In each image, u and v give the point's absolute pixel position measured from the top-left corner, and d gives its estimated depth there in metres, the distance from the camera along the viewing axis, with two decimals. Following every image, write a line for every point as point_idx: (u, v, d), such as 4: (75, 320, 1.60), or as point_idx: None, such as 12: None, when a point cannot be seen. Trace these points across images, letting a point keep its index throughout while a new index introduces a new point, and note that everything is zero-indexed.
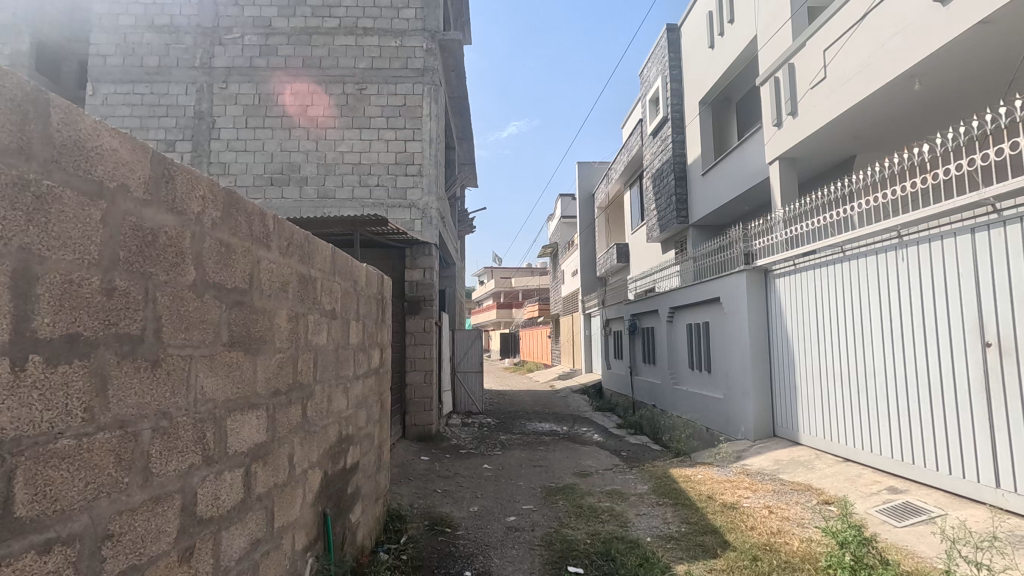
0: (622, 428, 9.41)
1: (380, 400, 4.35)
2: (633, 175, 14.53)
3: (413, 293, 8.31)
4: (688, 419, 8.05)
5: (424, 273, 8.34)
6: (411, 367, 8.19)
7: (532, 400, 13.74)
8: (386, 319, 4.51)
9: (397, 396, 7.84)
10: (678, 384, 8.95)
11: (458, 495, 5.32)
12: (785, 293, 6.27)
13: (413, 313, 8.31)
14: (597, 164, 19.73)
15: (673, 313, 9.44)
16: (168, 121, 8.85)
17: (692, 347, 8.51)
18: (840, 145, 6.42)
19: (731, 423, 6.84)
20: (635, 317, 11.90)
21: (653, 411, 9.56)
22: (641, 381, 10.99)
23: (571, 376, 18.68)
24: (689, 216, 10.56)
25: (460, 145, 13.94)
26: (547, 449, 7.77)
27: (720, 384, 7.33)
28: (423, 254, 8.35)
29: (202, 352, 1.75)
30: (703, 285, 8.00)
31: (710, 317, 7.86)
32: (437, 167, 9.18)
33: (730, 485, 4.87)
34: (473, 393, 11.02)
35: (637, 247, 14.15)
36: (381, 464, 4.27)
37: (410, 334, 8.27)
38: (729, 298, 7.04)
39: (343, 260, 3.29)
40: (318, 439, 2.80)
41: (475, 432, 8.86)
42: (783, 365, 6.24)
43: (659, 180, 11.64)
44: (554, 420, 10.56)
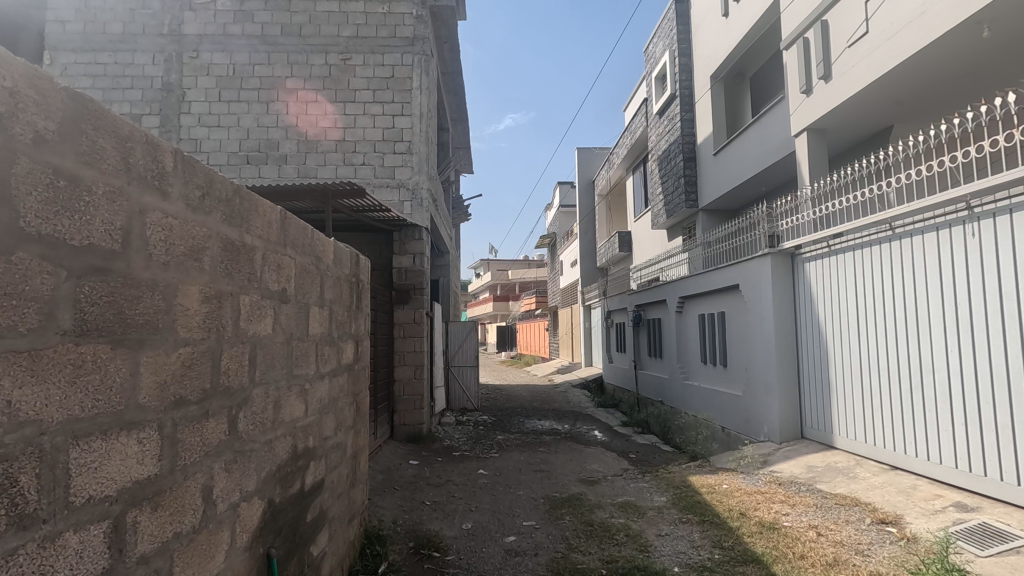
0: (627, 427, 8.77)
1: (355, 402, 3.67)
2: (636, 159, 13.82)
3: (402, 281, 7.62)
4: (701, 417, 7.42)
5: (414, 259, 7.65)
6: (400, 361, 7.52)
7: (530, 395, 13.09)
8: (361, 306, 3.83)
9: (384, 394, 7.16)
10: (689, 379, 8.31)
11: (449, 508, 4.66)
12: (816, 278, 5.57)
13: (402, 303, 7.63)
14: (597, 150, 18.99)
15: (683, 303, 8.78)
16: (135, 94, 8.12)
17: (705, 339, 7.86)
18: (877, 113, 5.76)
19: (753, 424, 6.20)
20: (639, 307, 11.25)
21: (661, 408, 8.93)
22: (647, 375, 10.37)
23: (570, 369, 18.05)
24: (699, 200, 9.88)
25: (454, 127, 13.20)
26: (548, 451, 7.12)
27: (739, 380, 6.68)
28: (412, 238, 7.65)
29: (5, 345, 1.06)
30: (719, 272, 7.30)
31: (726, 305, 7.19)
32: (428, 145, 8.46)
33: (763, 498, 4.23)
34: (468, 388, 10.35)
35: (641, 234, 13.48)
36: (356, 478, 3.60)
37: (398, 325, 7.60)
38: (750, 285, 6.35)
39: (297, 228, 2.61)
40: (257, 460, 2.12)
41: (470, 431, 8.22)
42: (813, 359, 5.56)
43: (665, 162, 10.96)
44: (555, 417, 9.91)
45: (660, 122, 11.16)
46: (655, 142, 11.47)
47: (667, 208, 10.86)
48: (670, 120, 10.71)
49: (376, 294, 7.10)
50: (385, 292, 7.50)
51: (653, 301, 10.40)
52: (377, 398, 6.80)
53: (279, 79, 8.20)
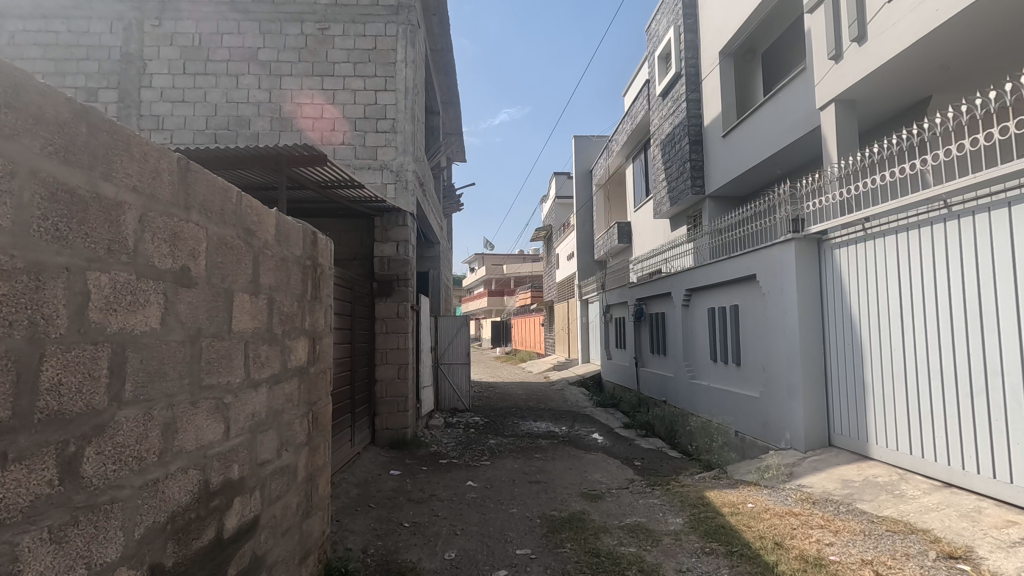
0: (629, 429, 8.15)
1: (311, 413, 2.99)
2: (638, 145, 13.14)
3: (385, 271, 6.94)
4: (711, 420, 6.81)
5: (397, 247, 6.97)
6: (381, 359, 6.83)
7: (525, 394, 12.45)
8: (318, 296, 3.14)
9: (364, 395, 6.51)
10: (697, 379, 7.70)
11: (431, 531, 4.01)
12: (848, 266, 4.92)
13: (384, 296, 6.94)
14: (596, 138, 18.27)
15: (689, 296, 8.14)
16: (90, 66, 7.38)
17: (715, 336, 7.23)
18: (914, 82, 5.13)
19: (773, 429, 5.58)
20: (640, 301, 10.62)
21: (666, 408, 8.32)
22: (649, 373, 9.76)
23: (567, 366, 17.42)
24: (706, 186, 9.24)
25: (445, 110, 12.48)
26: (545, 458, 6.47)
27: (756, 380, 6.06)
28: (396, 224, 6.99)
29: None
30: (732, 262, 6.66)
31: (740, 298, 6.57)
32: (414, 124, 7.77)
33: (798, 522, 3.60)
34: (459, 387, 9.70)
35: (642, 225, 12.82)
36: (311, 506, 2.94)
37: (379, 320, 6.91)
38: (771, 275, 5.70)
39: (208, 188, 1.92)
40: (125, 513, 1.45)
41: (459, 435, 7.56)
42: (844, 357, 4.92)
43: (668, 147, 10.30)
44: (552, 418, 9.28)
45: (664, 104, 10.50)
46: (658, 126, 10.81)
47: (670, 195, 10.23)
48: (674, 101, 10.03)
49: (354, 285, 6.41)
50: (365, 283, 6.81)
51: (655, 295, 9.76)
52: (355, 401, 6.12)
53: (250, 50, 7.48)
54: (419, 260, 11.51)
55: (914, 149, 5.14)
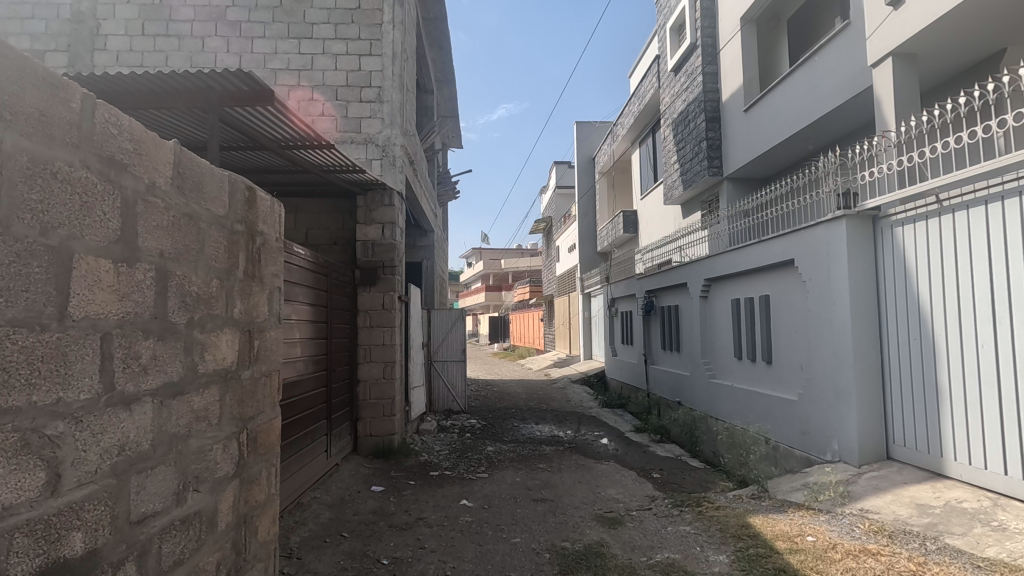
0: (642, 433, 7.40)
1: (243, 433, 2.18)
2: (645, 127, 12.33)
3: (368, 257, 6.12)
4: (737, 425, 6.07)
5: (383, 230, 6.16)
6: (364, 356, 6.03)
7: (525, 392, 11.70)
8: (257, 273, 2.33)
9: (345, 398, 5.72)
10: (717, 378, 6.97)
11: (415, 571, 3.22)
12: (915, 247, 4.09)
13: (368, 285, 6.13)
14: (598, 124, 17.43)
15: (708, 287, 7.36)
16: (37, 26, 6.56)
17: (740, 330, 6.46)
18: (989, 29, 4.33)
19: (817, 438, 4.81)
20: (649, 293, 9.84)
21: (682, 411, 7.57)
22: (660, 370, 9.02)
23: (569, 362, 16.68)
24: (724, 167, 8.45)
25: (439, 89, 11.64)
26: (551, 469, 5.69)
27: (793, 381, 5.29)
28: (381, 204, 6.18)
29: None
30: (763, 246, 5.86)
31: (773, 288, 5.77)
32: (403, 94, 6.96)
33: (881, 567, 2.83)
34: (454, 386, 8.92)
35: (650, 212, 12.01)
36: (245, 561, 2.15)
37: (362, 312, 6.10)
38: (815, 260, 4.89)
39: (1, 71, 1.12)
40: None
41: (454, 441, 6.77)
42: (908, 355, 4.12)
43: (681, 126, 9.50)
44: (555, 420, 8.52)
45: (676, 80, 9.68)
46: (669, 103, 10.01)
47: (682, 178, 9.44)
48: (688, 76, 9.21)
49: (332, 273, 5.60)
50: (346, 271, 6.00)
51: (667, 286, 8.97)
52: (333, 406, 5.33)
53: (217, 8, 6.63)
54: (412, 248, 10.72)
55: (989, 109, 4.35)
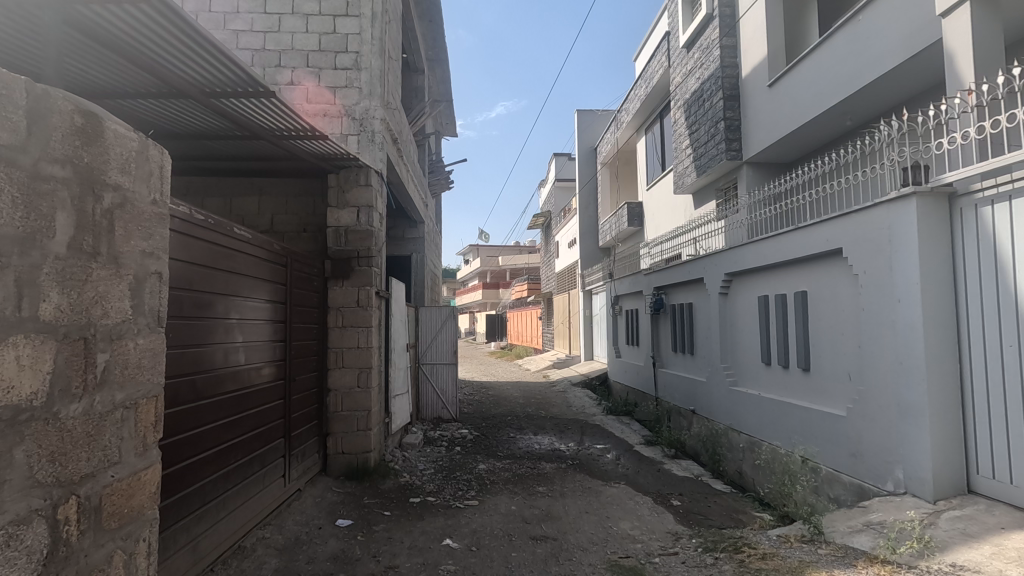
0: (654, 448, 6.59)
1: (66, 507, 1.34)
2: (653, 112, 11.48)
3: (341, 246, 5.26)
4: (769, 442, 5.25)
5: (358, 215, 5.31)
6: (335, 361, 5.19)
7: (523, 396, 10.90)
8: (103, 248, 1.49)
9: (311, 411, 4.88)
10: (740, 386, 6.17)
11: None
12: (1011, 230, 3.24)
13: (341, 279, 5.29)
14: (600, 112, 16.56)
15: (729, 283, 6.54)
16: None
17: (769, 331, 5.64)
18: None
19: (874, 463, 3.99)
20: (659, 290, 9.01)
21: (699, 422, 6.76)
22: (671, 374, 8.22)
23: (568, 363, 15.87)
24: (743, 150, 7.61)
25: (431, 69, 10.78)
26: (552, 494, 4.86)
27: (841, 394, 4.48)
28: (356, 184, 5.33)
29: None
30: (799, 235, 5.03)
31: (812, 283, 4.95)
32: (384, 61, 6.12)
33: None
34: (445, 392, 8.09)
35: (659, 203, 11.17)
36: None
37: (333, 309, 5.26)
38: (871, 249, 4.05)
39: None
40: None
41: (441, 458, 5.93)
42: (1001, 366, 3.28)
43: (694, 107, 8.66)
44: (556, 430, 7.70)
45: (689, 57, 8.84)
46: (681, 83, 9.16)
47: (696, 165, 8.60)
48: (703, 51, 8.37)
49: (295, 264, 4.75)
50: (314, 262, 5.15)
51: (680, 282, 8.15)
52: (295, 422, 4.49)
53: None
54: (401, 240, 9.90)
55: None
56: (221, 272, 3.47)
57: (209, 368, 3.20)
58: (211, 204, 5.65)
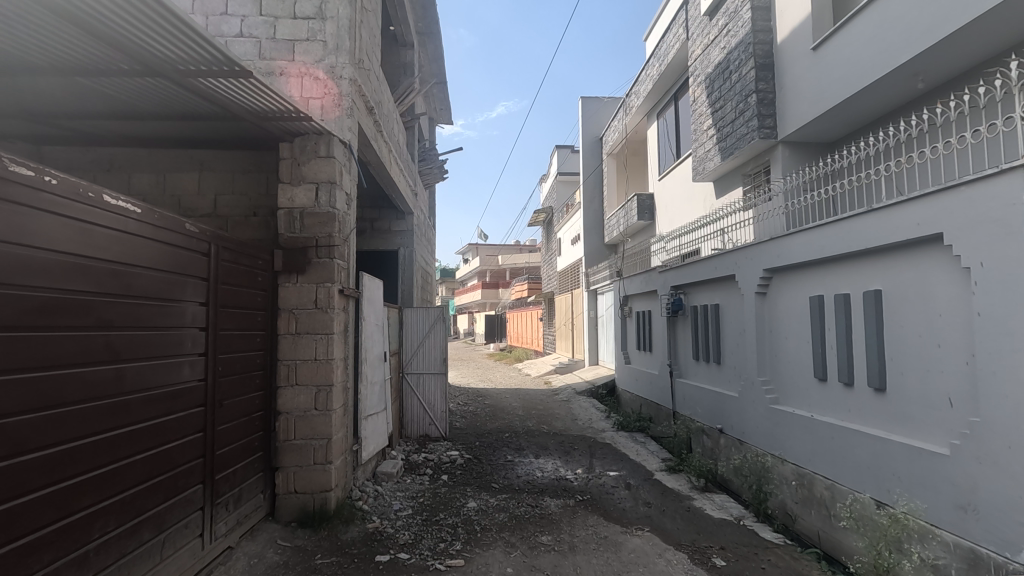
0: (679, 478, 5.53)
1: None
2: (668, 93, 10.43)
3: (296, 233, 4.21)
4: (838, 483, 4.19)
5: (317, 194, 4.25)
6: (287, 378, 4.13)
7: (522, 407, 9.85)
8: None
9: (252, 444, 3.82)
10: (786, 405, 5.13)
11: None
12: None
13: (295, 273, 4.23)
14: (606, 99, 15.50)
15: (769, 281, 5.49)
16: None
17: (825, 340, 4.60)
18: None
19: (1002, 527, 2.92)
20: (677, 290, 7.95)
21: (739, 450, 5.68)
22: (692, 386, 7.17)
23: (571, 368, 14.81)
24: (780, 128, 6.56)
25: (421, 44, 9.73)
26: (559, 549, 3.80)
27: (942, 426, 3.41)
28: (314, 156, 4.27)
29: None
30: (870, 218, 3.99)
31: (890, 279, 3.91)
32: (355, 12, 5.06)
33: None
34: (432, 406, 7.05)
35: (674, 193, 10.10)
36: None
37: (284, 311, 4.19)
38: (995, 233, 2.99)
39: None
40: None
41: (422, 493, 4.88)
42: None
43: (718, 82, 7.60)
44: (561, 451, 6.65)
45: (712, 26, 7.78)
46: (702, 55, 8.10)
47: (721, 147, 7.53)
48: (730, 16, 7.31)
49: (231, 254, 3.69)
50: (260, 253, 4.09)
51: (703, 281, 7.10)
52: (225, 460, 3.41)
53: None
54: (386, 234, 8.87)
55: None
56: (103, 264, 2.39)
57: (57, 403, 2.13)
58: (139, 181, 4.61)
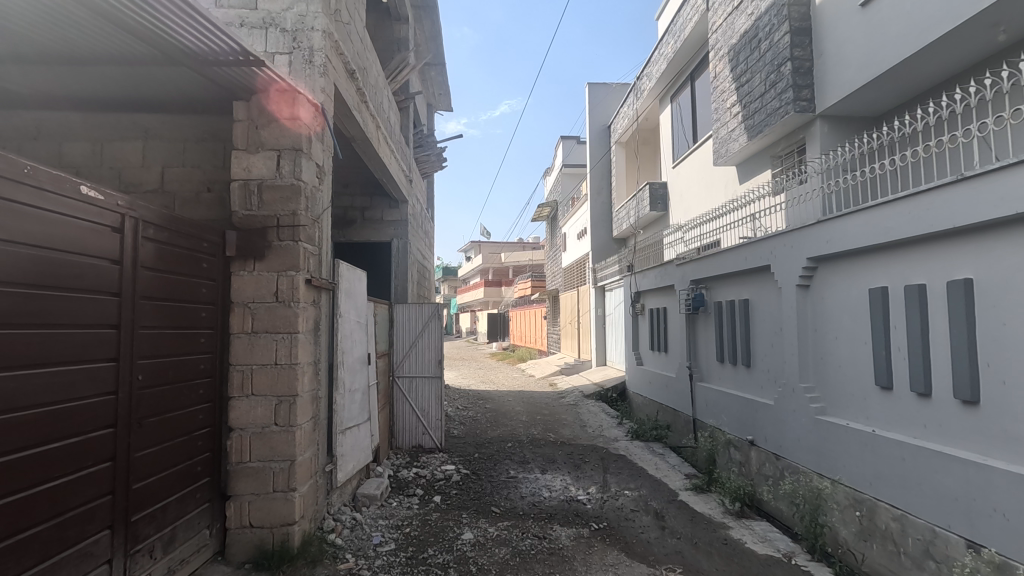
0: (709, 501, 4.77)
1: None
2: (684, 73, 9.64)
3: (254, 211, 3.48)
4: (916, 516, 3.44)
5: (278, 163, 3.51)
6: (241, 387, 3.39)
7: (526, 412, 9.10)
8: None
9: (194, 469, 3.09)
10: (837, 417, 4.36)
11: None
12: None
13: (251, 260, 3.48)
14: (615, 85, 14.72)
15: (813, 272, 4.72)
16: None
17: (889, 341, 3.84)
18: None
19: None
20: (698, 284, 7.17)
21: (781, 469, 4.90)
22: (717, 392, 6.40)
23: (578, 369, 14.05)
24: (819, 99, 5.79)
25: (417, 19, 8.97)
26: None
27: None
28: (275, 117, 3.52)
29: None
30: (959, 191, 3.22)
31: (986, 265, 3.14)
32: None
33: None
34: (426, 413, 6.30)
35: (691, 180, 9.31)
36: None
37: (239, 305, 3.45)
38: None
39: None
40: None
41: (409, 522, 4.12)
42: None
43: (744, 53, 6.82)
44: (571, 465, 5.89)
45: None
46: (725, 24, 7.31)
47: (748, 124, 6.76)
48: None
49: (166, 233, 2.94)
50: (209, 235, 3.34)
51: (728, 274, 6.33)
52: (150, 493, 2.67)
53: None
54: (378, 224, 8.13)
55: None
56: (20, 249, 2.02)
57: None
58: (72, 152, 3.87)
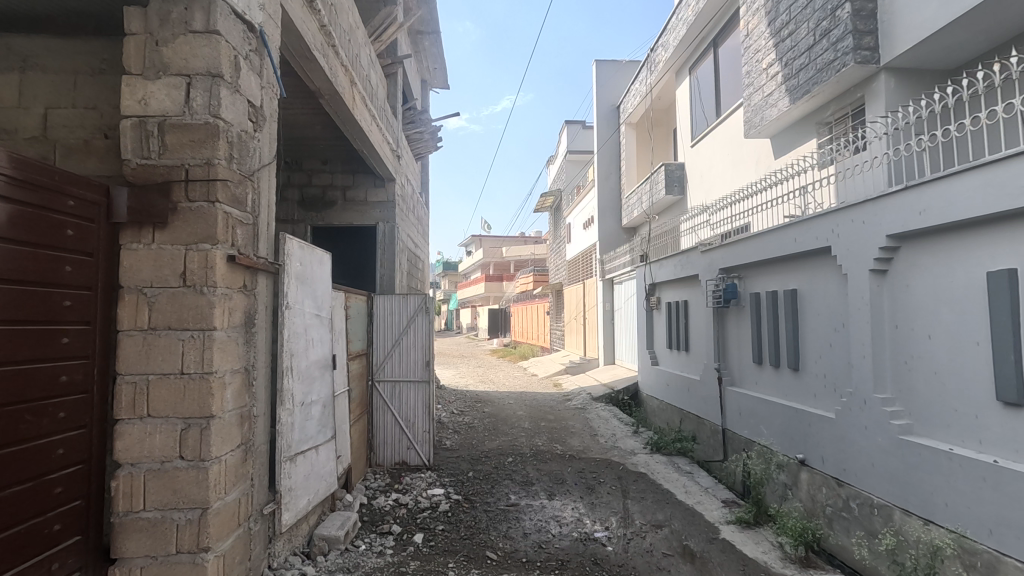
0: (759, 540, 3.81)
1: None
2: (706, 39, 8.63)
3: (154, 159, 2.50)
4: None
5: (187, 92, 2.52)
6: (132, 406, 2.42)
7: (529, 418, 8.13)
8: None
9: (48, 526, 2.12)
10: (931, 439, 3.38)
11: None
12: None
13: (150, 228, 2.51)
14: (625, 62, 13.69)
15: (894, 253, 3.72)
16: None
17: (1019, 342, 2.86)
18: None
19: None
20: (729, 273, 6.17)
21: (850, 500, 3.92)
22: (755, 399, 5.41)
23: (583, 368, 13.08)
24: (886, 46, 4.77)
25: None
26: None
27: None
28: (184, 30, 2.53)
29: None
30: None
31: None
32: None
33: None
34: (411, 424, 5.33)
35: (714, 158, 8.29)
36: None
37: (129, 291, 2.47)
38: None
39: None
40: None
41: None
42: None
43: (787, 2, 5.81)
44: (584, 487, 4.92)
45: None
46: None
47: (791, 85, 5.75)
48: None
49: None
50: (83, 189, 2.36)
51: (770, 260, 5.33)
52: None
53: None
54: (362, 206, 7.14)
55: None
56: None
57: None
58: None
